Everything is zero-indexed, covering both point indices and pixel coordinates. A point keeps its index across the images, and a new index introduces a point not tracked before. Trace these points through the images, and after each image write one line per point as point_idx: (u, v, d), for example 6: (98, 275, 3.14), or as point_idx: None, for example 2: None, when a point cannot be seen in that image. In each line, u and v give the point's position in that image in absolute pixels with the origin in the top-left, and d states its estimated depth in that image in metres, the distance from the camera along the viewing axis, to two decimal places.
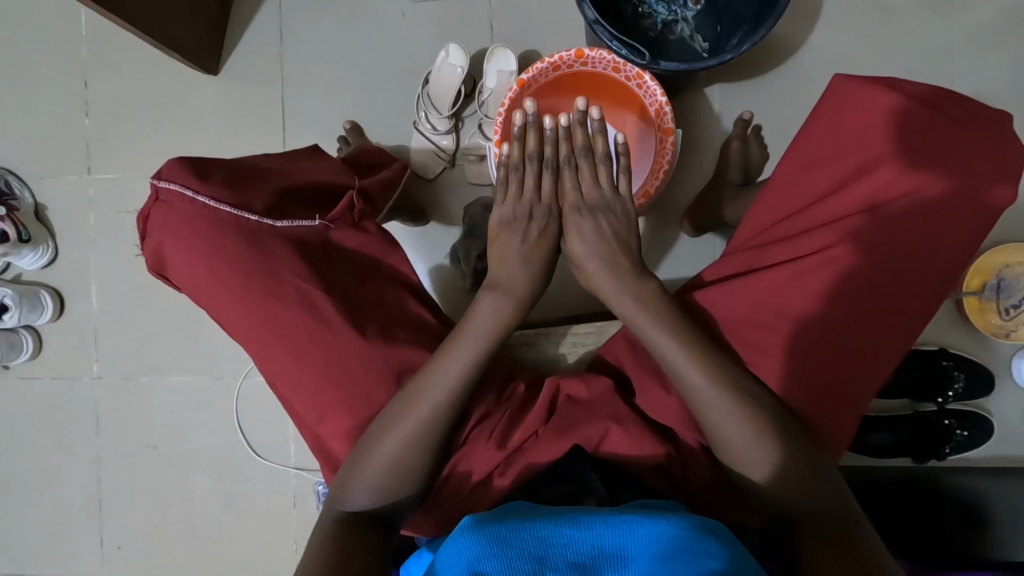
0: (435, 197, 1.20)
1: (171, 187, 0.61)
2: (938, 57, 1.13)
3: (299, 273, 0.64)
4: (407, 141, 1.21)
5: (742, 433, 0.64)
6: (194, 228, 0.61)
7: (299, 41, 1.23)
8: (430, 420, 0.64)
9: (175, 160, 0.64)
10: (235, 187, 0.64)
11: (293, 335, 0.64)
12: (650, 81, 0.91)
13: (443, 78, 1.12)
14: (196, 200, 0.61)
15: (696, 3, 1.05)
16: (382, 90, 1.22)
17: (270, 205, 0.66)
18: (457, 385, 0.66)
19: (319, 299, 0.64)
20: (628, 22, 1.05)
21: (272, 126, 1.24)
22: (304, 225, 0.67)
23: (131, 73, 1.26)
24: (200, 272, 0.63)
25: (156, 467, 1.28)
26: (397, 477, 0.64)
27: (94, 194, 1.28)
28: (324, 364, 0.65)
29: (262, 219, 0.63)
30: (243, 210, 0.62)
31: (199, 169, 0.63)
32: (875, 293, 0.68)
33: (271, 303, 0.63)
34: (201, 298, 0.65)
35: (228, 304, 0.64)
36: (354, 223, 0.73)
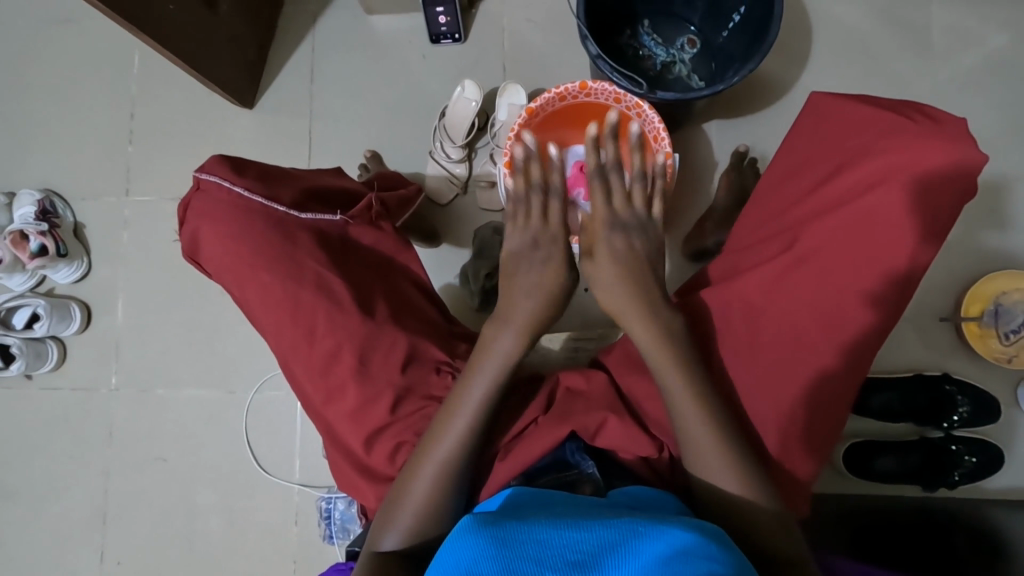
0: (447, 221, 1.27)
1: (210, 178, 0.67)
2: (923, 97, 1.20)
3: (319, 260, 0.69)
4: (423, 169, 1.29)
5: (707, 438, 0.69)
6: (228, 214, 0.67)
7: (329, 80, 1.34)
8: (467, 437, 0.68)
9: (216, 157, 0.70)
10: (267, 182, 0.70)
11: (309, 317, 0.68)
12: (648, 110, 0.98)
13: (457, 110, 1.21)
14: (232, 189, 0.67)
15: (692, 46, 1.15)
16: (402, 123, 1.31)
17: (297, 200, 0.72)
18: (485, 400, 0.70)
19: (337, 284, 0.69)
20: (630, 62, 1.14)
21: (298, 155, 1.33)
22: (325, 219, 0.73)
23: (175, 107, 1.38)
24: (230, 257, 0.68)
25: (163, 480, 1.29)
26: (441, 499, 0.66)
27: (130, 215, 1.37)
28: (337, 345, 0.68)
29: (289, 210, 0.69)
30: (273, 201, 0.68)
31: (237, 166, 0.70)
32: (849, 293, 0.70)
33: (292, 286, 0.68)
34: (227, 282, 0.70)
35: (252, 286, 0.68)
36: (371, 223, 0.79)
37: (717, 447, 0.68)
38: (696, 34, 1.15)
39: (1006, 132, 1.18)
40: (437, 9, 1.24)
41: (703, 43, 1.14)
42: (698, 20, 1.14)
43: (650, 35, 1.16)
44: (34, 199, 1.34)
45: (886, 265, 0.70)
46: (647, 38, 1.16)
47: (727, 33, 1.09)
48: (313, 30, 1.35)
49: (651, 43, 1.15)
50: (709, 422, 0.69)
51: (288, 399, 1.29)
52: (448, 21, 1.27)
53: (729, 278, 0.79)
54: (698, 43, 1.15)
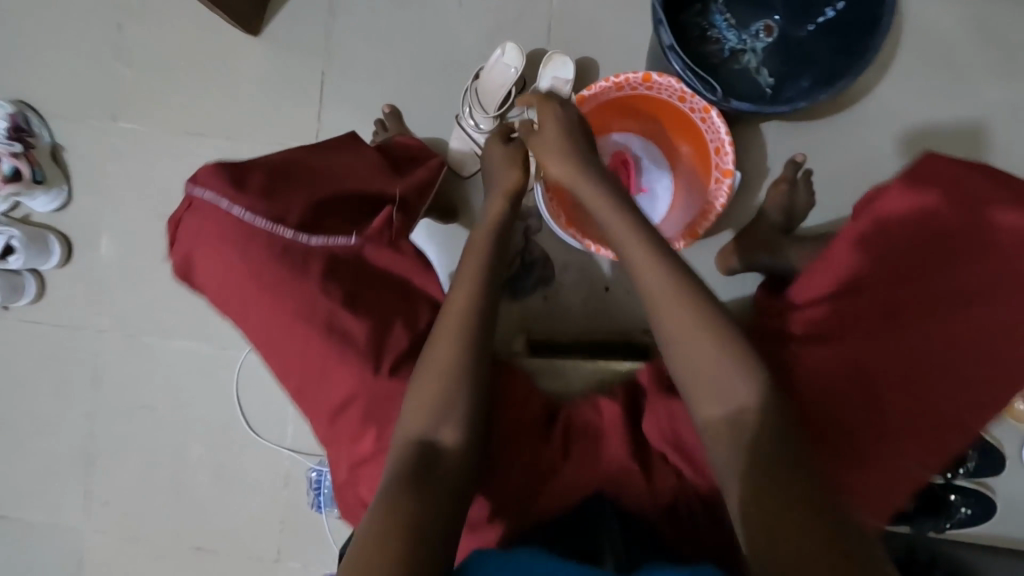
0: (466, 196, 1.17)
1: (206, 195, 0.58)
2: (1005, 127, 1.08)
3: (331, 299, 0.60)
4: (446, 134, 1.17)
5: (704, 342, 0.64)
6: (228, 242, 0.58)
7: (347, 14, 1.18)
8: (461, 320, 0.64)
9: (213, 164, 0.60)
10: (273, 200, 0.60)
11: (317, 362, 0.61)
12: (716, 117, 0.86)
13: (494, 77, 1.09)
14: (231, 212, 0.57)
15: (767, 35, 1.00)
16: (426, 78, 1.17)
17: (307, 218, 0.62)
18: (476, 282, 0.68)
19: (350, 327, 0.61)
20: (694, 45, 1.01)
21: (307, 100, 1.19)
22: (341, 245, 0.63)
23: (169, 22, 1.20)
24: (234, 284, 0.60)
25: (150, 428, 1.26)
26: (449, 401, 0.60)
27: (116, 143, 1.23)
28: (349, 390, 0.61)
29: (297, 234, 0.60)
30: (278, 224, 0.58)
31: (237, 176, 0.59)
32: (959, 371, 0.74)
33: (300, 324, 0.60)
34: (226, 311, 0.62)
35: (254, 321, 0.60)
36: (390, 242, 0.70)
37: (710, 356, 0.63)
38: (776, 21, 1.00)
39: None
40: None
41: (781, 33, 1.00)
42: (782, 7, 0.99)
43: (723, 14, 1.01)
44: (5, 112, 1.19)
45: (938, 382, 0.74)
46: (718, 19, 1.01)
47: (812, 28, 0.97)
48: None
49: (723, 25, 1.01)
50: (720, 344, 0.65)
51: None
52: None
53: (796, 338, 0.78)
54: (776, 32, 1.00)
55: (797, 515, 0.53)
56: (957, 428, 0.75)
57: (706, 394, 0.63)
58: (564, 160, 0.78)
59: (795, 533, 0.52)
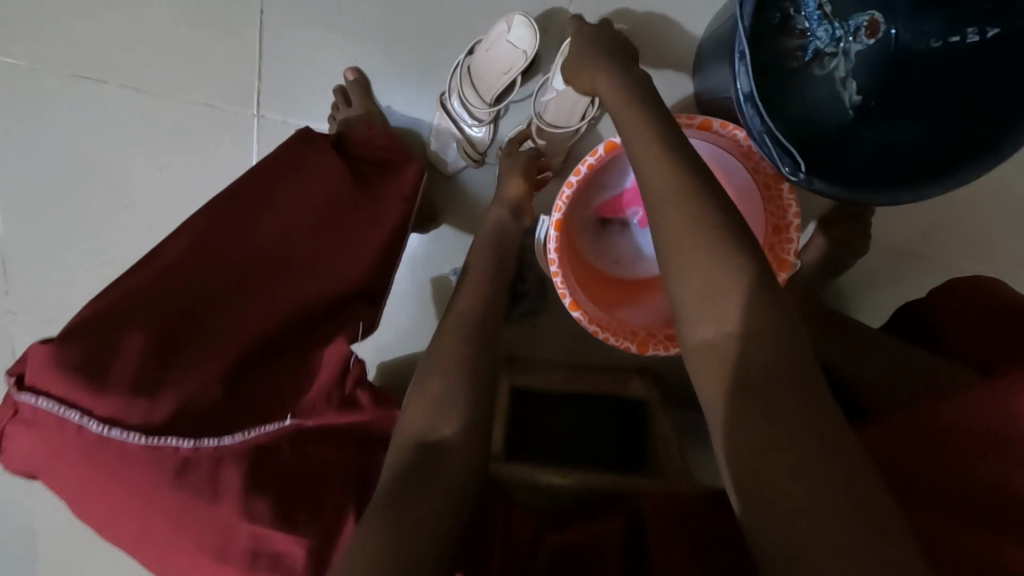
0: (449, 200, 0.94)
1: (45, 407, 0.44)
2: None
3: (251, 513, 0.48)
4: (426, 117, 0.91)
5: (697, 251, 0.46)
6: (90, 469, 0.45)
7: None
8: (459, 330, 0.61)
9: (49, 353, 0.45)
10: (153, 398, 0.48)
11: None
12: (787, 189, 0.65)
13: (497, 58, 0.83)
14: (85, 432, 0.45)
15: (871, 35, 0.74)
16: (406, 35, 0.88)
17: (212, 406, 0.51)
18: (475, 298, 0.65)
19: (280, 543, 0.48)
20: (768, 40, 0.74)
21: (243, 47, 0.89)
22: (270, 432, 0.53)
23: None
24: (105, 505, 0.47)
25: None
26: (449, 401, 0.56)
27: None
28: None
29: (198, 440, 0.49)
30: (168, 438, 0.47)
31: (94, 373, 0.46)
32: None
33: (200, 544, 0.47)
34: (108, 530, 0.49)
35: (150, 547, 0.48)
36: (336, 399, 0.59)
37: (712, 264, 0.45)
38: (886, 22, 0.73)
39: None
40: None
41: (889, 38, 0.73)
42: (901, 2, 0.72)
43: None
44: None
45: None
46: (811, 2, 0.74)
47: (938, 45, 0.70)
48: None
49: (814, 13, 0.74)
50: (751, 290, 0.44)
51: None
52: None
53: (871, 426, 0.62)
54: (881, 34, 0.74)
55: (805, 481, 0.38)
56: None
57: (705, 352, 0.44)
58: (592, 55, 0.65)
59: (803, 510, 0.37)
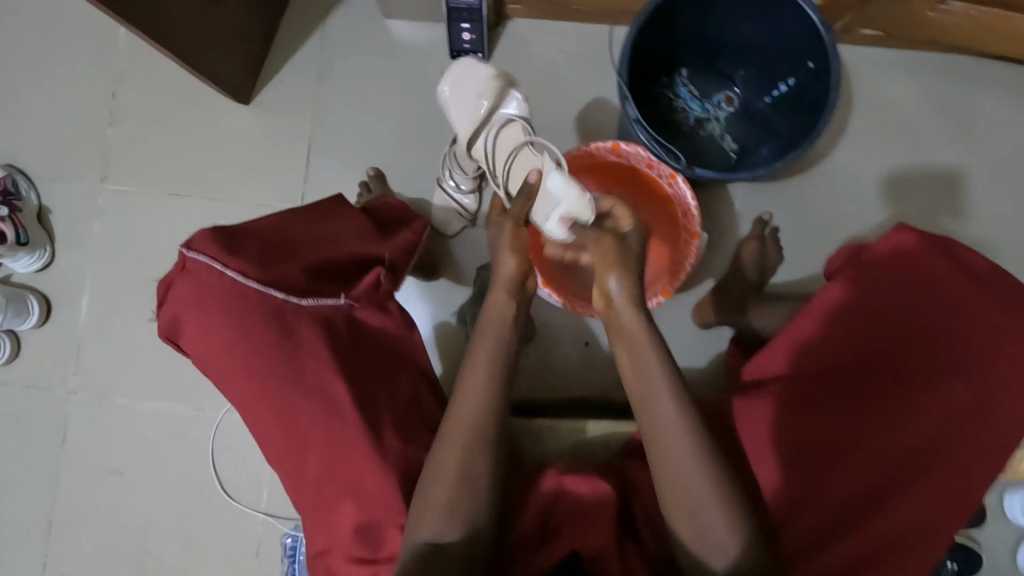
0: (448, 254, 1.20)
1: (199, 259, 0.62)
2: (956, 189, 1.16)
3: (320, 359, 0.64)
4: (428, 196, 1.21)
5: (679, 460, 0.67)
6: (217, 300, 0.62)
7: (335, 83, 1.24)
8: (479, 429, 0.67)
9: (206, 231, 0.64)
10: (263, 262, 0.65)
11: (308, 425, 0.64)
12: (681, 182, 0.91)
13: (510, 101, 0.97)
14: (225, 273, 0.62)
15: (729, 104, 1.07)
16: (412, 142, 1.23)
17: (297, 283, 0.67)
18: (488, 382, 0.70)
19: (337, 387, 0.64)
20: (662, 116, 1.07)
21: (295, 163, 1.24)
22: (328, 304, 0.68)
23: (163, 92, 1.26)
24: (218, 347, 0.63)
25: (120, 491, 1.22)
26: (468, 490, 0.64)
27: (103, 205, 1.25)
28: (327, 452, 0.64)
29: (288, 296, 0.64)
30: (271, 286, 0.63)
31: (230, 242, 0.64)
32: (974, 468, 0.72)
33: (283, 381, 0.62)
34: (210, 368, 0.65)
35: (240, 382, 0.64)
36: (377, 302, 0.74)
37: (691, 478, 0.66)
38: (736, 92, 1.07)
39: None
40: (463, 26, 1.14)
41: (741, 101, 1.07)
42: (742, 80, 1.06)
43: (686, 86, 1.08)
44: None
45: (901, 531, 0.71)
46: (683, 89, 1.08)
47: (770, 100, 1.03)
48: (324, 27, 1.24)
49: (687, 95, 1.08)
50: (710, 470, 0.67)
51: None
52: (472, 39, 1.17)
53: (806, 441, 0.75)
54: (736, 101, 1.07)
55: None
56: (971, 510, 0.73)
57: (677, 507, 0.67)
58: (626, 276, 0.71)
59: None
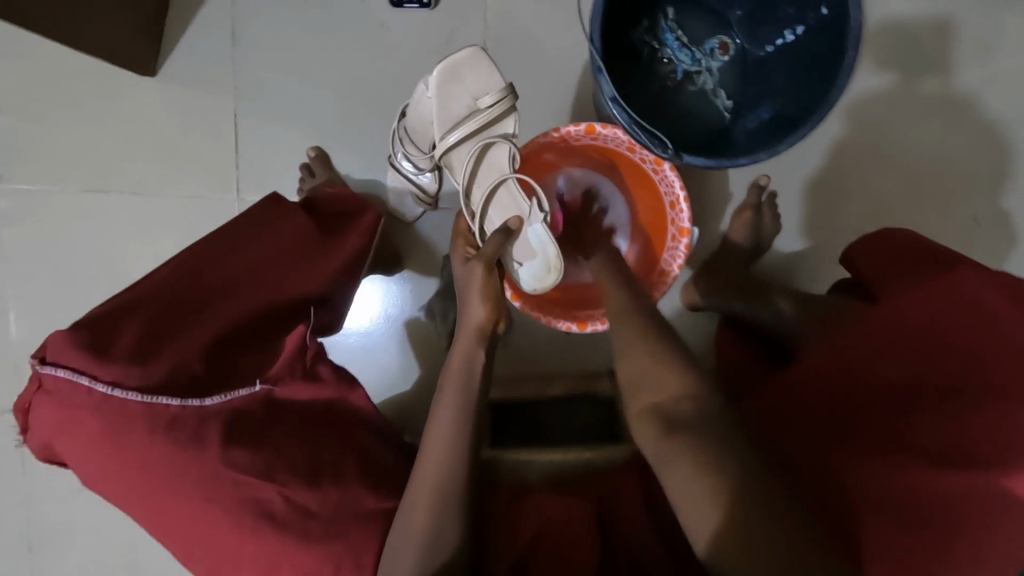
0: (412, 242, 1.08)
1: (60, 376, 0.52)
2: (968, 137, 1.05)
3: (234, 466, 0.56)
4: (382, 177, 1.06)
5: (637, 356, 0.63)
6: (91, 425, 0.52)
7: (256, 43, 1.04)
8: (449, 473, 0.62)
9: (64, 333, 0.53)
10: (146, 361, 0.55)
11: (230, 540, 0.58)
12: (669, 170, 0.81)
13: (450, 101, 0.78)
14: (94, 391, 0.52)
15: (724, 52, 0.91)
16: (357, 113, 1.05)
17: (198, 376, 0.59)
18: (459, 431, 0.64)
19: (261, 491, 0.58)
20: (643, 70, 0.91)
21: (223, 145, 1.06)
22: (243, 395, 0.61)
23: (52, 67, 1.05)
24: (98, 471, 0.55)
25: (96, 508, 1.17)
26: (438, 550, 0.59)
27: (8, 208, 1.08)
28: (251, 556, 0.58)
29: (184, 398, 0.56)
30: (160, 396, 0.54)
31: (98, 344, 0.54)
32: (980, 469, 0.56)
33: (185, 493, 0.55)
34: (103, 490, 0.57)
35: (140, 506, 0.56)
36: (303, 371, 0.68)
37: (655, 364, 0.61)
38: (733, 38, 0.90)
39: None
40: None
41: (739, 49, 0.90)
42: (739, 23, 0.89)
43: (674, 31, 0.90)
44: None
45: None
46: (668, 37, 0.91)
47: (771, 50, 0.86)
48: None
49: (673, 44, 0.91)
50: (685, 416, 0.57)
51: None
52: None
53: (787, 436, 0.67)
54: (732, 49, 0.91)
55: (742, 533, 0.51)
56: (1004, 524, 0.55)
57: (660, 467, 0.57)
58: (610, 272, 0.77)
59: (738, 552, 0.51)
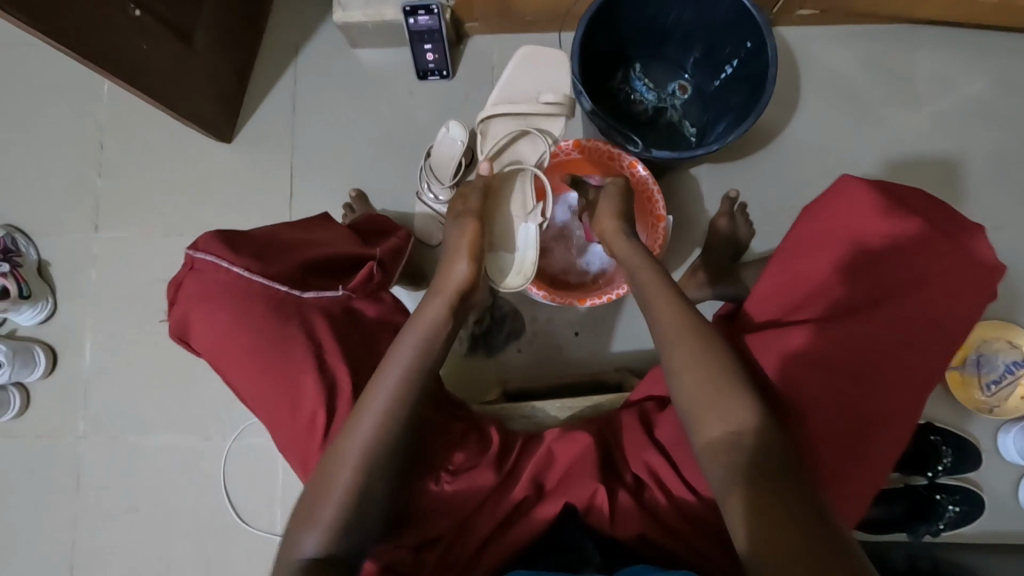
0: (434, 262, 1.25)
1: (207, 258, 0.77)
2: (909, 149, 1.21)
3: (319, 340, 0.78)
4: (410, 210, 1.27)
5: (704, 377, 0.70)
6: (226, 294, 0.76)
7: (310, 112, 1.30)
8: (375, 438, 0.68)
9: (212, 234, 0.79)
10: (262, 260, 0.79)
11: (304, 398, 0.76)
12: (641, 169, 1.03)
13: (524, 83, 1.01)
14: (231, 270, 0.76)
15: (683, 91, 1.14)
16: (389, 160, 1.28)
17: (296, 278, 0.81)
18: (391, 405, 0.69)
19: (336, 362, 0.78)
20: (621, 110, 1.13)
21: (279, 192, 1.29)
22: (327, 295, 0.82)
23: (148, 139, 1.32)
24: (216, 334, 0.77)
25: (135, 532, 1.23)
26: (357, 503, 0.66)
27: (99, 252, 1.30)
28: (312, 412, 0.76)
29: (289, 288, 0.79)
30: (273, 280, 0.77)
31: (231, 245, 0.79)
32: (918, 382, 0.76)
33: (277, 354, 0.76)
34: (215, 356, 0.79)
35: (242, 366, 0.77)
36: (370, 292, 0.88)
37: (722, 386, 0.69)
38: (688, 79, 1.14)
39: (988, 180, 1.20)
40: (425, 46, 1.21)
41: (694, 86, 1.13)
42: (691, 67, 1.13)
43: (641, 79, 1.14)
44: None
45: (854, 494, 0.74)
46: (638, 83, 1.14)
47: (719, 82, 1.09)
48: (295, 61, 1.31)
49: (642, 89, 1.14)
50: (737, 445, 0.65)
51: (269, 446, 1.24)
52: (436, 58, 1.24)
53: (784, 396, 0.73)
54: (689, 88, 1.14)
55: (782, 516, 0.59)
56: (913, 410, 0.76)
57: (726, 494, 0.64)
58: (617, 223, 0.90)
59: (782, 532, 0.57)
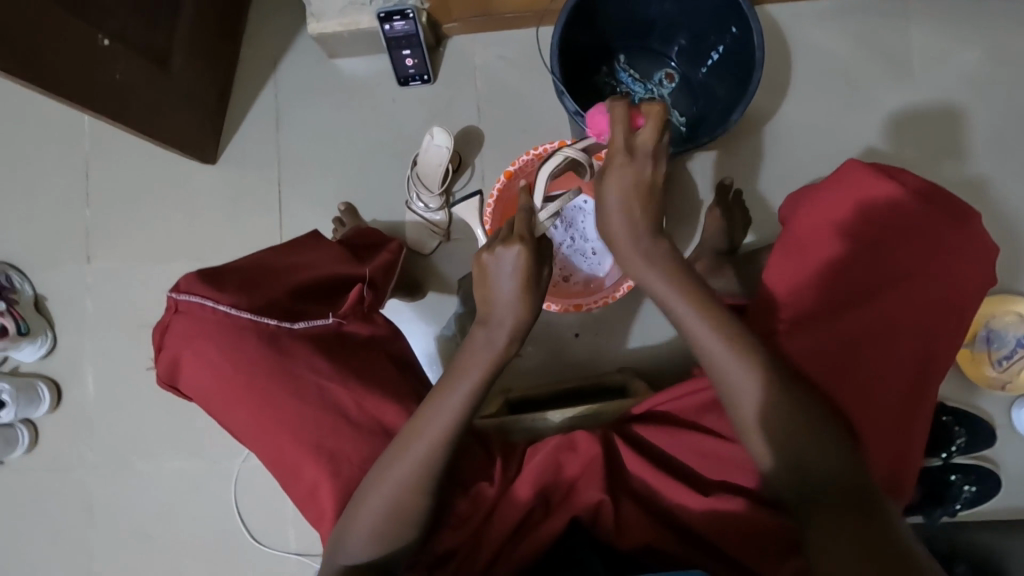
0: (427, 270, 1.23)
1: (191, 299, 0.75)
2: (906, 123, 1.18)
3: (314, 373, 0.76)
4: (400, 219, 1.25)
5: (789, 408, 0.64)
6: (215, 334, 0.75)
7: (294, 127, 1.29)
8: (417, 476, 0.67)
9: (192, 275, 0.78)
10: (248, 296, 0.78)
11: (305, 430, 0.76)
12: None
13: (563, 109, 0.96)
14: (218, 309, 0.75)
15: (670, 80, 1.10)
16: (376, 170, 1.27)
17: (285, 309, 0.80)
18: (439, 437, 0.67)
19: (333, 391, 0.77)
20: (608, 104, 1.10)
21: (268, 210, 1.28)
22: (319, 325, 0.81)
23: (133, 165, 1.31)
24: (209, 373, 0.77)
25: (153, 559, 1.24)
26: (392, 520, 0.67)
27: (93, 283, 1.29)
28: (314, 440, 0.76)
29: (280, 322, 0.78)
30: (262, 315, 0.76)
31: (216, 283, 0.78)
32: (930, 363, 0.76)
33: (275, 388, 0.75)
34: (210, 394, 0.78)
35: (240, 403, 0.77)
36: (362, 314, 0.87)
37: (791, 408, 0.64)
38: (674, 68, 1.11)
39: (990, 151, 1.17)
40: (404, 52, 1.19)
41: (681, 75, 1.10)
42: (676, 55, 1.10)
43: (627, 71, 1.11)
44: None
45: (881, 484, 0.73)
46: (623, 75, 1.10)
47: (706, 70, 1.06)
48: (275, 76, 1.29)
49: (628, 80, 1.10)
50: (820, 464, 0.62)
51: None
52: (416, 64, 1.22)
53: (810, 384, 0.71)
54: (676, 77, 1.10)
55: (857, 536, 0.57)
56: (927, 390, 0.76)
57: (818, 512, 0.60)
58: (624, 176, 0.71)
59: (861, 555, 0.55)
